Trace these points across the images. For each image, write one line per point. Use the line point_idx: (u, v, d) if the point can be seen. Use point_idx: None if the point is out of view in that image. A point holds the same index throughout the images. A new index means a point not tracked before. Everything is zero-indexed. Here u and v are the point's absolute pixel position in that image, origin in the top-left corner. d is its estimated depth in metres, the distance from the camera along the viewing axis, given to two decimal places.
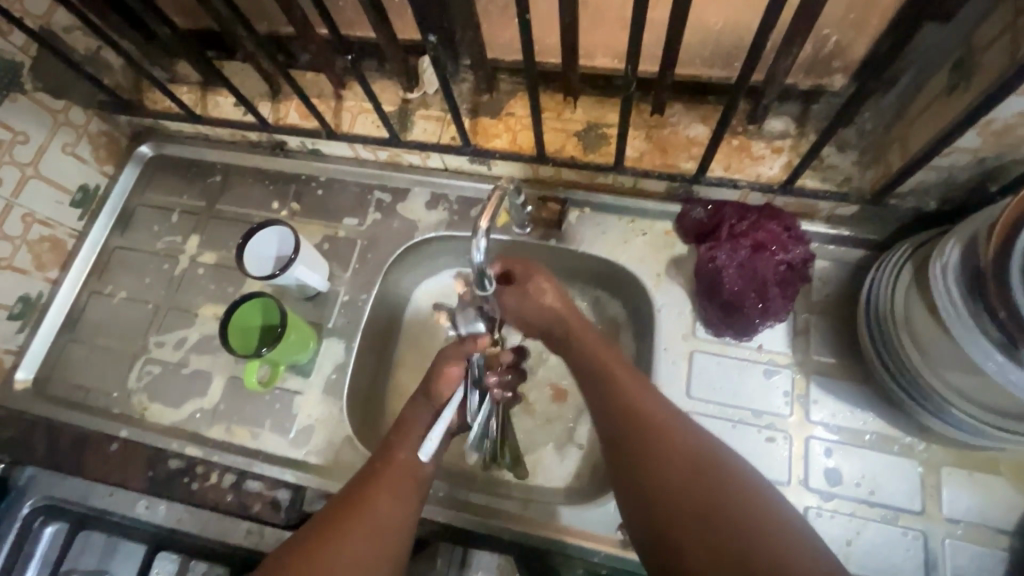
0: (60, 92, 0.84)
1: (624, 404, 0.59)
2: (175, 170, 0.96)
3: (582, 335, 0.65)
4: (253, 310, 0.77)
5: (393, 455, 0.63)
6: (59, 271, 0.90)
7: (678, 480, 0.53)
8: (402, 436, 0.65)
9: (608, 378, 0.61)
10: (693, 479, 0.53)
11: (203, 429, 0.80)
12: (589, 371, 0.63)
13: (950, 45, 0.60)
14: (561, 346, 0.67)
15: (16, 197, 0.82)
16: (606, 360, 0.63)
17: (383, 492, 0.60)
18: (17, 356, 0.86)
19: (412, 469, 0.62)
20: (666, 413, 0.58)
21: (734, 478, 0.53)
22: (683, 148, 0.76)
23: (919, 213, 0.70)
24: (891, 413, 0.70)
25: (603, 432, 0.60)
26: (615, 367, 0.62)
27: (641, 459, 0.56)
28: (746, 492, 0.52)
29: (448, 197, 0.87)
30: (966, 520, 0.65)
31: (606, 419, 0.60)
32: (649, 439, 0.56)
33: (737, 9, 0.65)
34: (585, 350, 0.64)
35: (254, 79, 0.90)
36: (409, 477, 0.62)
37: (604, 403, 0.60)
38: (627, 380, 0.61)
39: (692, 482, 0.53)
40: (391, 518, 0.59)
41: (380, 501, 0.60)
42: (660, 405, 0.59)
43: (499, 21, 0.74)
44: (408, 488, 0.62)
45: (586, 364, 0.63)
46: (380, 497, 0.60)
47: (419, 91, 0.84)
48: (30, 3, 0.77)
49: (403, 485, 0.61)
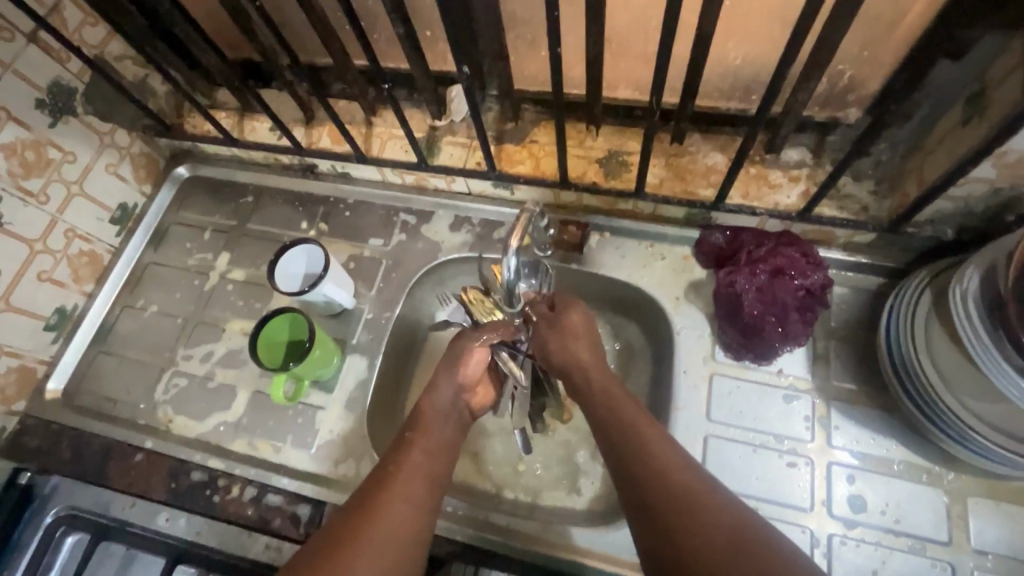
0: (108, 115, 0.89)
1: (646, 459, 0.58)
2: (209, 190, 1.00)
3: (603, 389, 0.67)
4: (281, 324, 0.79)
5: (405, 459, 0.62)
6: (95, 284, 0.93)
7: (713, 543, 0.50)
8: (418, 440, 0.65)
9: (629, 433, 0.61)
10: (724, 538, 0.50)
11: (226, 442, 0.81)
12: (606, 425, 0.64)
13: (963, 81, 0.62)
14: (580, 399, 0.69)
15: (61, 213, 0.86)
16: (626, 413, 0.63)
17: (400, 500, 0.58)
18: (49, 367, 0.88)
19: (427, 474, 0.62)
20: (689, 468, 0.57)
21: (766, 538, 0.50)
22: (702, 176, 0.79)
23: (937, 241, 0.71)
24: (915, 440, 0.70)
25: (624, 493, 0.58)
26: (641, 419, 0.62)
27: (669, 517, 0.53)
28: (785, 553, 0.49)
29: (471, 220, 0.90)
30: (996, 552, 0.64)
31: (624, 477, 0.59)
32: (672, 491, 0.55)
33: (756, 45, 0.68)
34: (607, 399, 0.66)
35: (290, 105, 0.94)
36: (425, 486, 0.60)
37: (622, 456, 0.60)
38: (648, 436, 0.60)
39: (730, 540, 0.50)
40: (412, 523, 0.57)
41: (399, 506, 0.58)
42: (683, 461, 0.58)
43: (527, 54, 0.78)
44: (428, 499, 0.60)
45: (604, 420, 0.64)
46: (400, 504, 0.58)
47: (447, 119, 0.87)
48: (88, 34, 0.83)
49: (421, 497, 0.59)
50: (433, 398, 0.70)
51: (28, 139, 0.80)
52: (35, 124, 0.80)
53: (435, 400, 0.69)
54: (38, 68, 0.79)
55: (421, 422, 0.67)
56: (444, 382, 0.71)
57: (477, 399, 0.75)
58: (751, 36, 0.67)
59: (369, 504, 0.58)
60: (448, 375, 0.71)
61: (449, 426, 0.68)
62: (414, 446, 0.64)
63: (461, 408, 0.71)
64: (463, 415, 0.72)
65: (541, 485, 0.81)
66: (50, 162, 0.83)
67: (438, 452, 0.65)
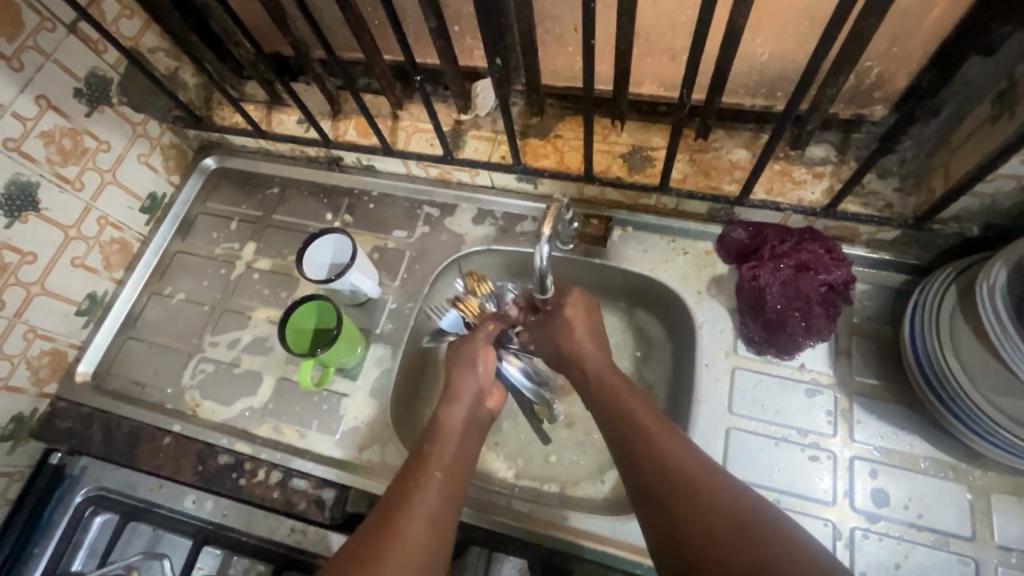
0: (141, 106, 0.91)
1: (668, 458, 0.58)
2: (236, 181, 1.02)
3: (619, 389, 0.67)
4: (308, 312, 0.80)
5: (425, 474, 0.62)
6: (124, 271, 0.95)
7: (739, 539, 0.50)
8: (435, 455, 0.64)
9: (643, 435, 0.61)
10: (747, 528, 0.50)
11: (252, 427, 0.82)
12: (619, 428, 0.63)
13: (991, 78, 0.62)
14: (594, 399, 0.69)
15: (95, 201, 0.87)
16: (635, 411, 0.64)
17: (419, 508, 0.58)
18: (80, 351, 0.90)
19: (444, 484, 0.61)
20: (705, 466, 0.57)
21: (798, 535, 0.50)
22: (726, 172, 0.79)
23: (963, 238, 0.71)
24: (938, 437, 0.70)
25: (637, 490, 0.58)
26: (645, 415, 0.63)
27: (687, 509, 0.54)
28: (793, 533, 0.50)
29: (494, 213, 0.92)
30: (1020, 549, 0.64)
31: (641, 474, 0.59)
32: (687, 483, 0.55)
33: (784, 41, 0.69)
34: (616, 394, 0.67)
35: (318, 98, 0.96)
36: (439, 502, 0.59)
37: (637, 449, 0.60)
38: (661, 436, 0.60)
39: (741, 526, 0.51)
40: (429, 538, 0.56)
41: (416, 523, 0.57)
42: (704, 461, 0.58)
43: (554, 50, 0.79)
44: (442, 512, 0.59)
45: (615, 422, 0.64)
46: (418, 513, 0.57)
47: (472, 113, 0.89)
48: (125, 26, 0.85)
49: (438, 513, 0.58)
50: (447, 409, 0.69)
51: (66, 127, 0.81)
52: (73, 113, 0.82)
53: (456, 412, 0.69)
54: (77, 58, 0.81)
55: (440, 436, 0.66)
56: (464, 390, 0.71)
57: (494, 402, 0.75)
58: (780, 33, 0.68)
59: (390, 518, 0.57)
60: (467, 378, 0.72)
61: (468, 432, 0.68)
62: (431, 461, 0.63)
63: (480, 420, 0.71)
64: (482, 426, 0.72)
65: (562, 476, 0.82)
66: (86, 151, 0.85)
67: (454, 463, 0.64)
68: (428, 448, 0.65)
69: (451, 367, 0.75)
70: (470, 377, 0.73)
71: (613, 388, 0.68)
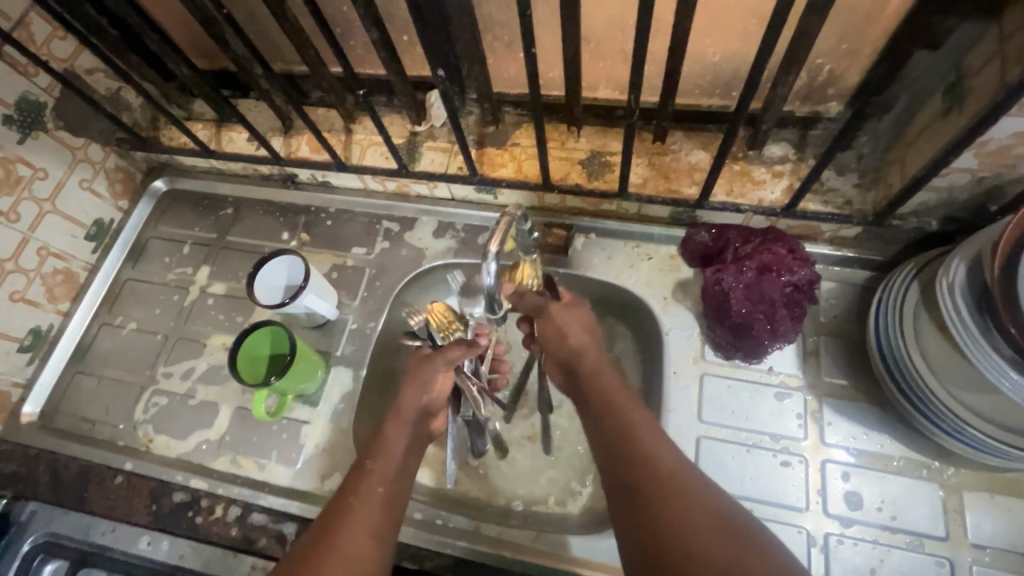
0: (80, 130, 0.87)
1: (637, 457, 0.57)
2: (188, 203, 0.99)
3: (611, 389, 0.65)
4: (259, 338, 0.76)
5: (365, 488, 0.60)
6: (71, 303, 0.91)
7: (693, 536, 0.49)
8: (378, 467, 0.62)
9: (620, 437, 0.59)
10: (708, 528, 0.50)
11: (208, 461, 0.78)
12: (600, 432, 0.61)
13: (939, 72, 0.62)
14: (583, 402, 0.67)
15: (33, 231, 0.83)
16: (623, 409, 0.62)
17: (360, 526, 0.56)
18: (25, 390, 0.86)
19: (387, 500, 0.60)
20: (675, 463, 0.56)
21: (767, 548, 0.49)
22: (685, 174, 0.78)
23: (923, 232, 0.71)
24: (910, 436, 0.69)
25: (610, 488, 0.57)
26: (631, 414, 0.61)
27: (651, 508, 0.53)
28: (752, 536, 0.50)
29: (455, 225, 0.89)
30: (995, 546, 0.63)
31: (616, 473, 0.57)
32: (655, 482, 0.54)
33: (734, 40, 0.67)
34: (603, 392, 0.65)
35: (267, 114, 0.92)
36: (381, 515, 0.58)
37: (614, 450, 0.59)
38: (639, 432, 0.59)
39: (702, 523, 0.50)
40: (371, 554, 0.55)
41: (356, 535, 0.56)
42: (673, 457, 0.57)
43: (504, 57, 0.77)
44: (384, 527, 0.58)
45: (599, 424, 0.62)
46: (356, 529, 0.56)
47: (427, 123, 0.86)
48: (57, 48, 0.81)
49: (379, 526, 0.57)
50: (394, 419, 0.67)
51: None
52: (3, 140, 0.78)
53: (400, 428, 0.66)
54: (4, 83, 0.76)
55: (383, 449, 0.64)
56: (410, 407, 0.68)
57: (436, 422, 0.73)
58: (729, 33, 0.67)
59: (328, 536, 0.55)
60: (415, 398, 0.68)
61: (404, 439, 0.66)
62: (375, 474, 0.61)
63: (422, 436, 0.69)
64: (422, 442, 0.69)
65: (533, 495, 0.79)
66: (20, 179, 0.81)
67: (399, 477, 0.63)
68: (372, 461, 0.63)
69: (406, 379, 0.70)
70: (420, 395, 0.69)
71: (606, 391, 0.65)
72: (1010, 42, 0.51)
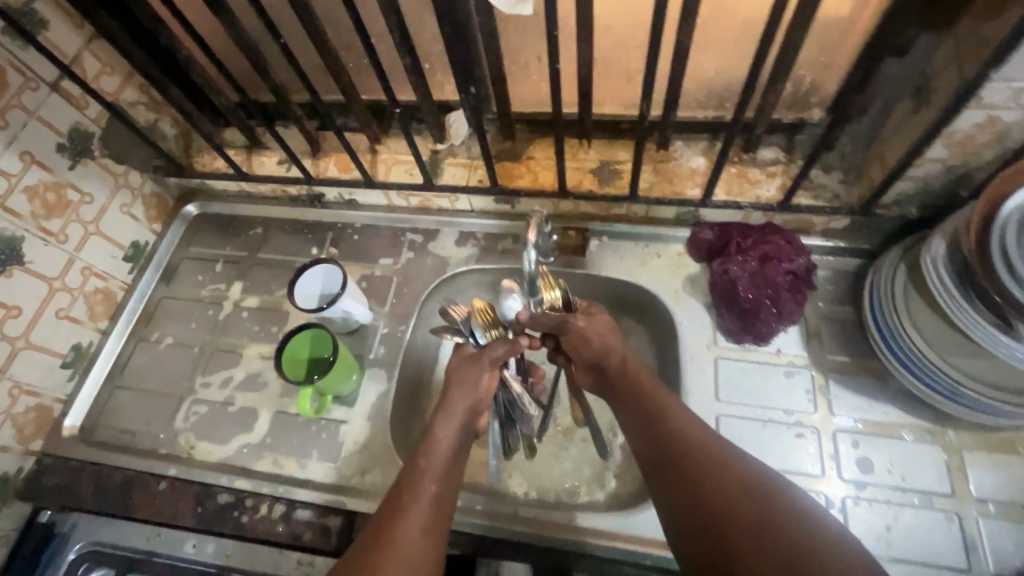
0: (123, 158, 0.93)
1: (671, 433, 0.61)
2: (218, 224, 1.04)
3: (637, 373, 0.68)
4: (303, 341, 0.82)
5: (418, 488, 0.62)
6: (109, 321, 0.95)
7: (733, 500, 0.54)
8: (426, 468, 0.64)
9: (652, 415, 0.63)
10: (748, 496, 0.54)
11: (251, 463, 0.81)
12: (630, 413, 0.66)
13: (906, 77, 0.71)
14: (609, 390, 0.70)
15: (79, 252, 0.88)
16: (648, 391, 0.66)
17: (414, 522, 0.59)
18: (66, 405, 0.89)
19: (439, 498, 0.62)
20: (707, 435, 0.61)
21: (803, 505, 0.53)
22: (688, 178, 0.86)
23: (905, 220, 0.79)
24: (911, 404, 0.75)
25: (646, 462, 0.62)
26: (658, 394, 0.65)
27: (691, 478, 0.57)
28: (786, 496, 0.54)
29: (475, 234, 0.96)
30: (996, 499, 0.68)
31: (650, 447, 0.62)
32: (689, 453, 0.59)
33: (726, 58, 0.76)
34: (630, 377, 0.68)
35: (297, 139, 0.99)
36: (433, 511, 0.60)
37: (647, 427, 0.63)
38: (668, 409, 0.63)
39: (742, 488, 0.55)
40: (425, 550, 0.57)
41: (412, 528, 0.58)
42: (704, 429, 0.61)
43: (520, 80, 0.85)
44: (436, 524, 0.60)
45: (629, 404, 0.66)
46: (412, 524, 0.58)
47: (448, 143, 0.94)
48: (105, 82, 0.86)
49: (436, 512, 0.60)
50: (441, 421, 0.68)
51: (50, 182, 0.83)
52: (56, 167, 0.84)
53: (447, 428, 0.68)
54: (59, 114, 0.83)
55: (429, 449, 0.66)
56: (457, 406, 0.69)
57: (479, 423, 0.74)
58: (722, 51, 0.76)
59: (386, 532, 0.58)
60: (461, 400, 0.70)
61: (452, 435, 0.67)
62: (426, 475, 0.63)
63: (468, 439, 0.70)
64: (469, 442, 0.70)
65: (564, 484, 0.83)
66: (69, 204, 0.86)
67: (448, 475, 0.64)
68: (419, 462, 0.65)
69: (449, 378, 0.72)
70: (467, 396, 0.70)
71: (634, 378, 0.67)
72: (964, 48, 0.60)
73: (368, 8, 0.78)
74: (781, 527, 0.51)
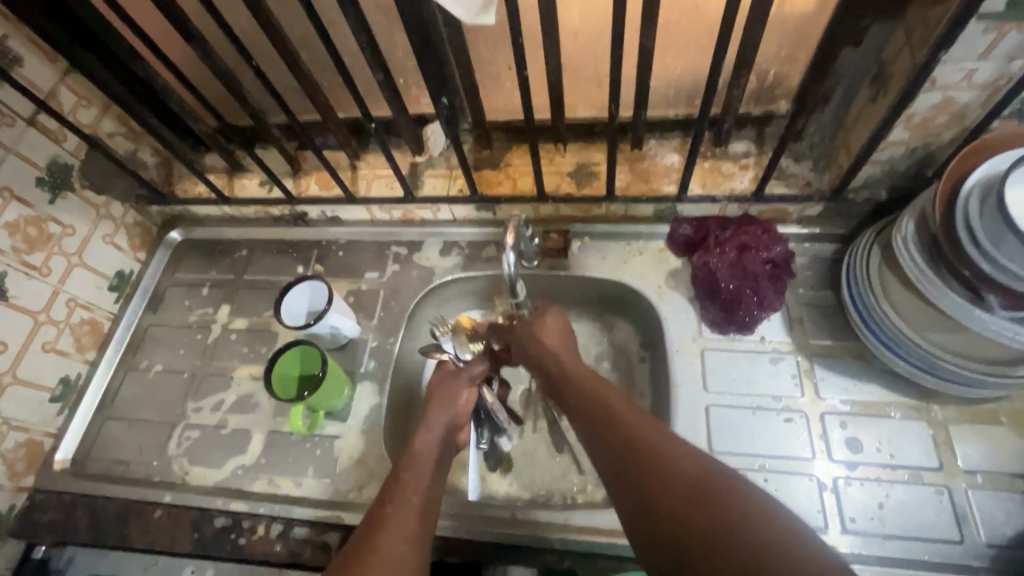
0: (103, 188, 0.93)
1: (624, 438, 0.59)
2: (202, 249, 1.04)
3: (589, 379, 0.68)
4: (292, 359, 0.82)
5: (404, 497, 0.61)
6: (97, 352, 0.95)
7: (689, 502, 0.51)
8: (413, 478, 0.64)
9: (604, 421, 0.61)
10: (701, 494, 0.51)
11: (246, 485, 0.81)
12: (586, 421, 0.64)
13: (865, 65, 0.73)
14: (563, 400, 0.69)
15: (63, 284, 0.88)
16: (602, 396, 0.64)
17: (399, 532, 0.57)
18: (56, 439, 0.89)
19: (422, 510, 0.60)
20: (664, 437, 0.58)
21: (762, 500, 0.49)
22: (664, 175, 0.87)
23: (876, 203, 0.81)
24: (894, 382, 0.76)
25: (604, 472, 0.60)
26: (611, 399, 0.64)
27: (648, 482, 0.55)
28: (742, 490, 0.51)
29: (459, 243, 0.97)
30: (984, 470, 0.70)
31: (605, 456, 0.60)
32: (645, 457, 0.56)
33: (691, 56, 0.79)
34: (580, 384, 0.67)
35: (277, 160, 1.00)
36: (418, 521, 0.59)
37: (599, 436, 0.61)
38: (622, 415, 0.61)
39: (695, 488, 0.52)
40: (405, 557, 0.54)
41: (396, 539, 0.56)
42: (658, 431, 0.59)
43: (493, 89, 0.87)
44: (420, 533, 0.58)
45: (582, 411, 0.64)
46: (396, 534, 0.57)
47: (426, 154, 0.95)
48: (82, 114, 0.87)
49: (414, 533, 0.58)
50: (424, 434, 0.69)
51: (30, 216, 0.83)
52: (35, 201, 0.84)
53: (428, 441, 0.68)
54: (36, 149, 0.83)
55: (415, 459, 0.66)
56: (437, 422, 0.71)
57: (462, 434, 0.75)
58: (686, 50, 0.78)
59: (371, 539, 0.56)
60: (440, 415, 0.72)
61: (433, 442, 0.69)
62: (410, 485, 0.62)
63: (449, 451, 0.71)
64: (450, 453, 0.71)
65: (562, 485, 0.83)
66: (50, 237, 0.86)
67: (433, 487, 0.64)
68: (404, 473, 0.65)
69: (429, 396, 0.75)
70: (445, 411, 0.73)
71: (584, 383, 0.68)
72: (916, 33, 0.62)
73: (338, 27, 0.80)
74: (739, 524, 0.47)
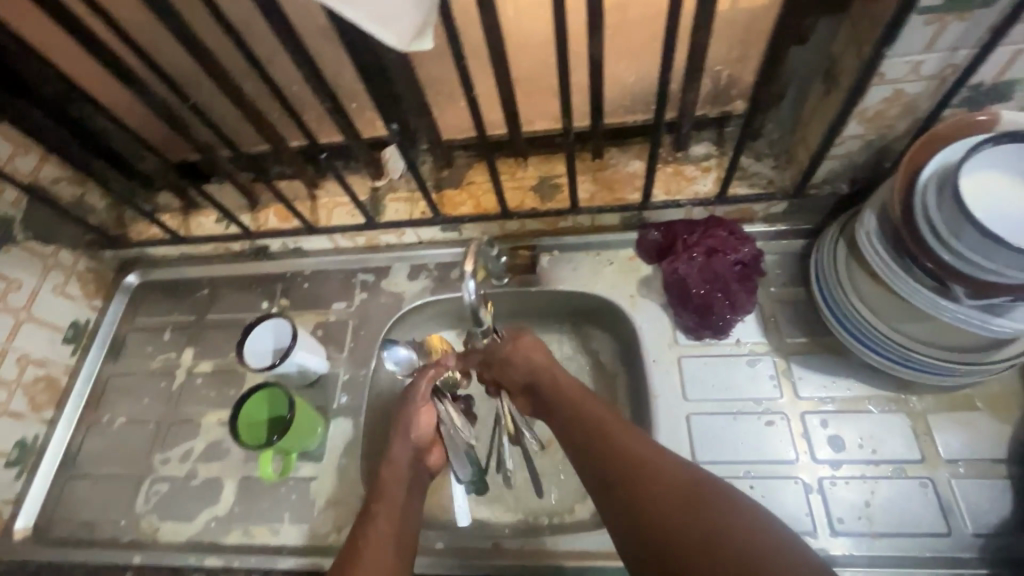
0: (50, 238, 0.90)
1: (616, 452, 0.59)
2: (162, 291, 1.00)
3: (575, 395, 0.66)
4: (260, 402, 0.79)
5: (373, 534, 0.61)
6: (55, 409, 0.91)
7: (681, 515, 0.53)
8: (383, 509, 0.64)
9: (594, 436, 0.61)
10: (693, 506, 0.53)
11: (220, 538, 0.78)
12: (574, 435, 0.63)
13: (815, 61, 0.73)
14: (549, 412, 0.68)
15: (11, 342, 0.84)
16: (588, 411, 0.64)
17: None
18: (16, 505, 0.85)
19: (394, 546, 0.61)
20: (654, 450, 0.59)
21: (753, 511, 0.52)
22: (627, 183, 0.87)
23: (838, 197, 0.81)
24: (872, 376, 0.76)
25: (594, 486, 0.60)
26: (600, 414, 0.63)
27: (640, 495, 0.56)
28: (732, 502, 0.53)
29: (427, 265, 0.94)
30: (965, 458, 0.69)
31: (595, 471, 0.60)
32: (637, 471, 0.57)
33: (643, 63, 0.78)
34: (569, 397, 0.66)
35: (233, 194, 0.97)
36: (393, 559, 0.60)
37: (590, 451, 0.61)
38: (613, 429, 0.61)
39: (686, 501, 0.54)
40: None
41: None
42: (648, 444, 0.60)
43: (447, 108, 0.85)
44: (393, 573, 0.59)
45: (570, 426, 0.64)
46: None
47: (386, 178, 0.93)
48: (20, 163, 0.83)
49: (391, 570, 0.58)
50: (388, 465, 0.68)
51: None
52: None
53: (396, 470, 0.67)
54: None
55: (382, 491, 0.65)
56: (401, 453, 0.69)
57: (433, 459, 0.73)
58: (638, 58, 0.77)
59: None
60: (404, 445, 0.69)
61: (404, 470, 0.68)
62: (380, 518, 0.62)
63: (420, 476, 0.70)
64: (423, 478, 0.70)
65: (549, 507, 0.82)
66: None
67: (405, 517, 0.64)
68: (376, 504, 0.64)
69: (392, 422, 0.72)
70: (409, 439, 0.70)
71: (570, 399, 0.66)
72: (861, 29, 0.62)
73: (280, 57, 0.77)
74: (732, 536, 0.50)
